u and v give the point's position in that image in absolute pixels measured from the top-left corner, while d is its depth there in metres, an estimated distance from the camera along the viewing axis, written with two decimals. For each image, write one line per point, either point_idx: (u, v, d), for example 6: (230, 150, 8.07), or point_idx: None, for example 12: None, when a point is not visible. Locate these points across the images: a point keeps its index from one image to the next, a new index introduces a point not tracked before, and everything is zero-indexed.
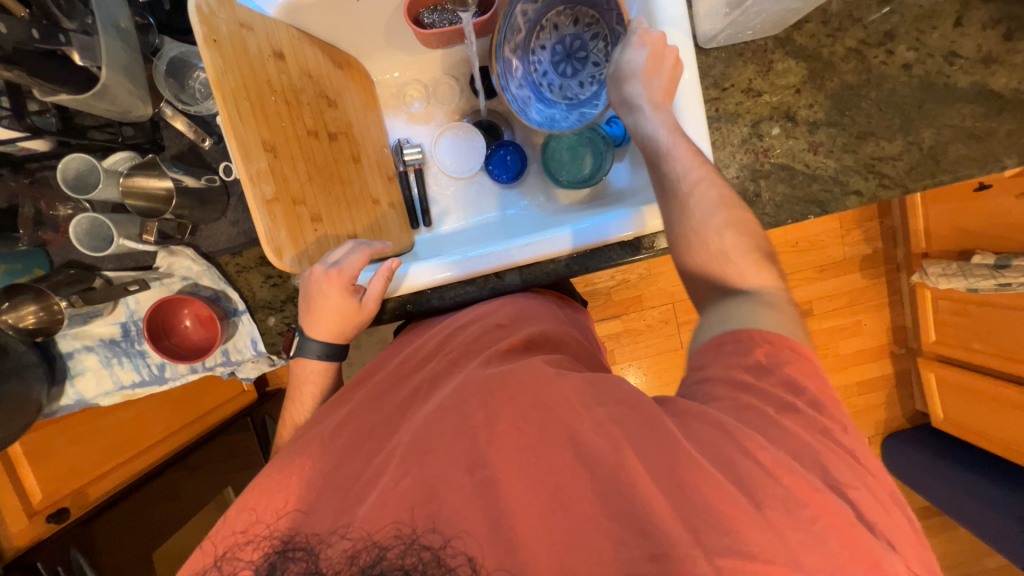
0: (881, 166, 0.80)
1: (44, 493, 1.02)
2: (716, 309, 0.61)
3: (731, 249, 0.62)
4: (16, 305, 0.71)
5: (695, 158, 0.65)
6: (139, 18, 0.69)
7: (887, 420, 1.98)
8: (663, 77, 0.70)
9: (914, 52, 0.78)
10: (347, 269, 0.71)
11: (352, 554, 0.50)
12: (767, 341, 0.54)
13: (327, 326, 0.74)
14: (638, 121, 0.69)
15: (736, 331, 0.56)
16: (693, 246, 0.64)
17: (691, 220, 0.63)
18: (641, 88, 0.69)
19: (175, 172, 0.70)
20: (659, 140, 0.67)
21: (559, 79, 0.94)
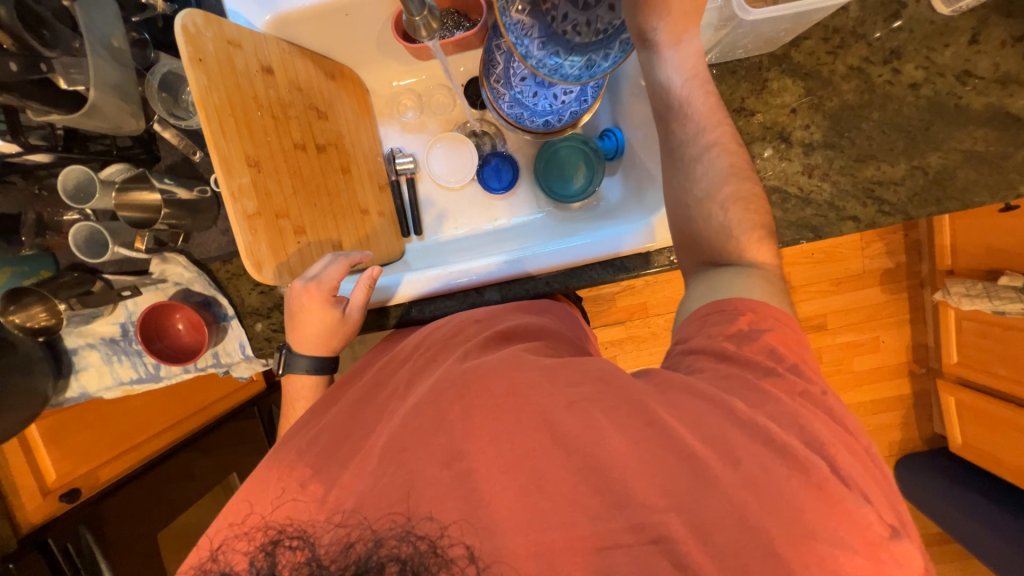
0: (882, 191, 0.76)
1: (59, 474, 1.09)
2: (701, 278, 0.65)
3: (733, 225, 0.63)
4: (24, 305, 0.75)
5: (709, 120, 0.65)
6: (135, 33, 0.71)
7: (902, 441, 1.90)
8: (688, 13, 0.63)
9: (923, 71, 0.73)
10: (325, 281, 0.72)
11: (347, 543, 0.46)
12: (749, 309, 0.58)
13: (312, 340, 0.76)
14: (655, 67, 0.66)
15: (726, 298, 0.60)
16: (695, 216, 0.65)
17: (715, 218, 0.64)
18: (664, 28, 0.64)
19: (165, 184, 0.73)
20: (675, 95, 0.66)
21: (582, 18, 0.68)
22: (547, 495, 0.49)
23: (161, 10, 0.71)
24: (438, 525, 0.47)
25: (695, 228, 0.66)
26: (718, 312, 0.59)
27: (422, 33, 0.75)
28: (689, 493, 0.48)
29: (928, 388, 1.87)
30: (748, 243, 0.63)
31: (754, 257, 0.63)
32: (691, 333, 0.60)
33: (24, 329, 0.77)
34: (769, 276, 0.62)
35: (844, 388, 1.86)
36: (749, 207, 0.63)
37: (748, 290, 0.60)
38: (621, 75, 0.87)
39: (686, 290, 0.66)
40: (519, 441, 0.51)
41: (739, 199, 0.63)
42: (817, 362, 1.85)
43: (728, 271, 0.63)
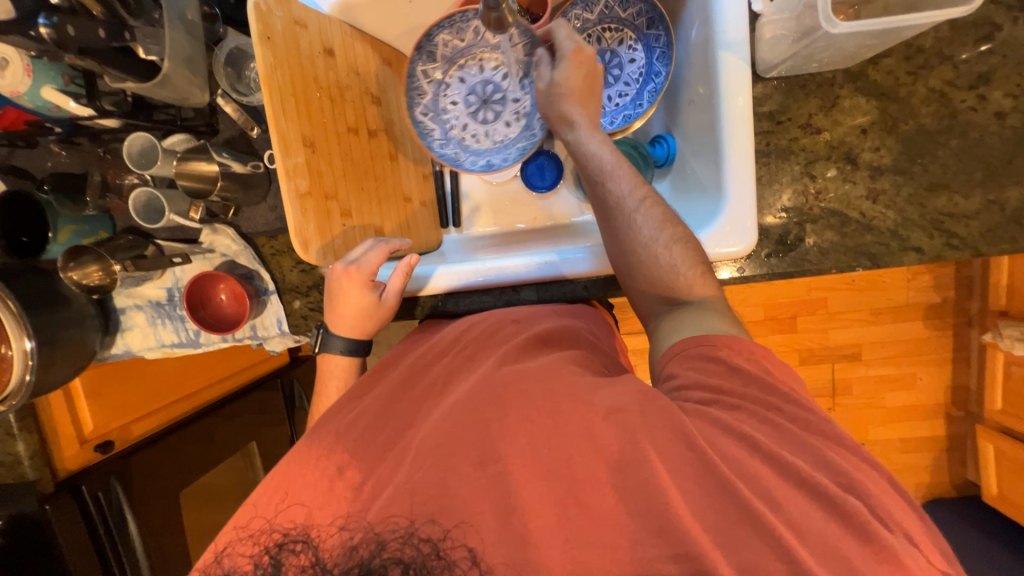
0: (951, 224, 0.72)
1: (95, 425, 1.13)
2: (661, 321, 0.66)
3: (679, 262, 0.65)
4: (82, 263, 0.78)
5: (635, 179, 0.68)
6: (207, 8, 0.73)
7: (931, 484, 1.81)
8: (590, 100, 0.73)
9: (1012, 99, 0.68)
10: (365, 266, 0.73)
11: (353, 545, 0.49)
12: (724, 344, 0.58)
13: (349, 322, 0.76)
14: (578, 139, 0.71)
15: (701, 332, 0.60)
16: (644, 262, 0.66)
17: (659, 265, 0.65)
18: (576, 108, 0.71)
19: (223, 157, 0.74)
20: (602, 158, 0.68)
21: (481, 130, 0.93)
22: (564, 499, 0.50)
23: None
24: (441, 529, 0.49)
25: (642, 276, 0.67)
26: (696, 346, 0.59)
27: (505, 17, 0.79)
28: (705, 513, 0.48)
29: (964, 433, 1.78)
30: (693, 284, 0.65)
31: (706, 293, 0.65)
32: (673, 367, 0.60)
33: (79, 286, 0.80)
34: (727, 313, 0.63)
35: (872, 423, 1.79)
36: (688, 249, 0.65)
37: (715, 323, 0.61)
38: (680, 80, 0.84)
39: (652, 333, 0.67)
40: (543, 444, 0.52)
41: (678, 241, 0.65)
42: (847, 393, 1.78)
43: (682, 310, 0.65)
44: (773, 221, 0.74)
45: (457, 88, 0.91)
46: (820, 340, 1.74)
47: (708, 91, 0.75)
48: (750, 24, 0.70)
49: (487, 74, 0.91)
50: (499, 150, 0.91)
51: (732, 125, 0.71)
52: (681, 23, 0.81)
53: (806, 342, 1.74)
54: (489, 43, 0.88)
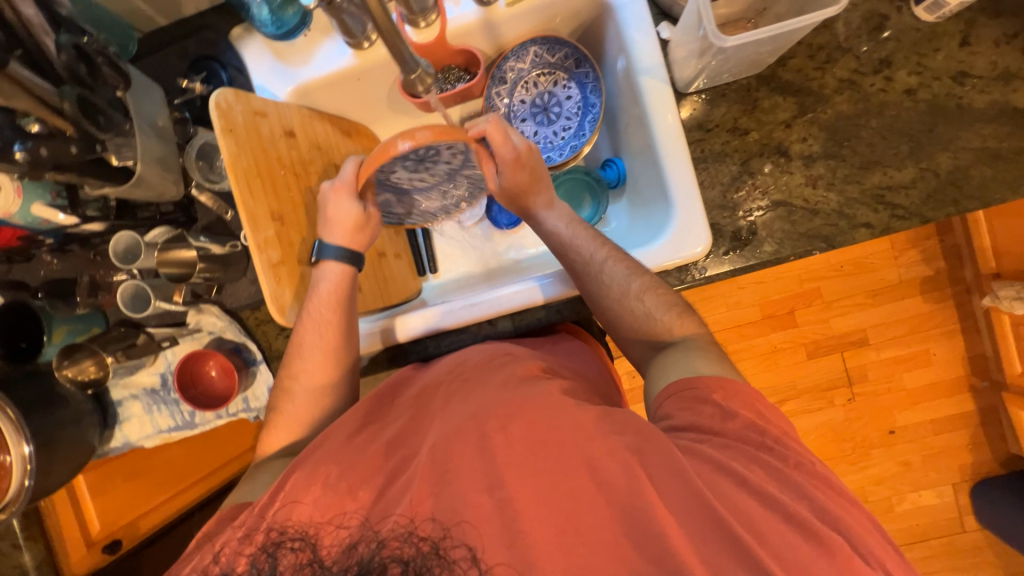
0: (892, 196, 0.74)
1: (101, 526, 1.11)
2: (655, 359, 0.69)
3: (654, 309, 0.71)
4: (76, 360, 0.83)
5: (597, 243, 0.76)
6: (177, 114, 0.81)
7: (975, 464, 1.72)
8: (539, 183, 0.78)
9: (917, 76, 0.73)
10: (347, 178, 0.75)
11: (350, 545, 0.50)
12: (717, 387, 0.59)
13: (346, 237, 0.76)
14: (540, 222, 0.80)
15: (690, 377, 0.62)
16: (621, 317, 0.72)
17: (635, 315, 0.71)
18: (530, 198, 0.79)
19: (200, 242, 0.80)
20: (562, 234, 0.78)
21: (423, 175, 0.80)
22: (552, 504, 0.51)
23: (199, 91, 0.80)
24: (441, 526, 0.50)
25: (624, 325, 0.73)
26: (687, 391, 0.61)
27: (418, 90, 0.72)
28: (680, 501, 0.51)
29: (994, 404, 1.70)
30: (676, 323, 0.70)
31: (687, 330, 0.70)
32: (668, 409, 0.61)
33: (73, 381, 0.84)
34: (710, 347, 0.67)
35: (896, 407, 1.73)
36: (660, 294, 0.71)
37: (699, 366, 0.63)
38: (616, 108, 0.90)
39: (646, 380, 0.69)
40: (530, 460, 0.53)
41: (656, 291, 0.71)
42: (862, 380, 1.73)
43: (667, 352, 0.69)
44: (725, 222, 0.78)
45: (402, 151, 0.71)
46: (822, 330, 1.72)
47: (639, 114, 0.80)
48: (661, 50, 0.77)
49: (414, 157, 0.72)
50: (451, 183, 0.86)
51: (666, 143, 0.76)
52: (605, 59, 0.89)
53: (809, 334, 1.72)
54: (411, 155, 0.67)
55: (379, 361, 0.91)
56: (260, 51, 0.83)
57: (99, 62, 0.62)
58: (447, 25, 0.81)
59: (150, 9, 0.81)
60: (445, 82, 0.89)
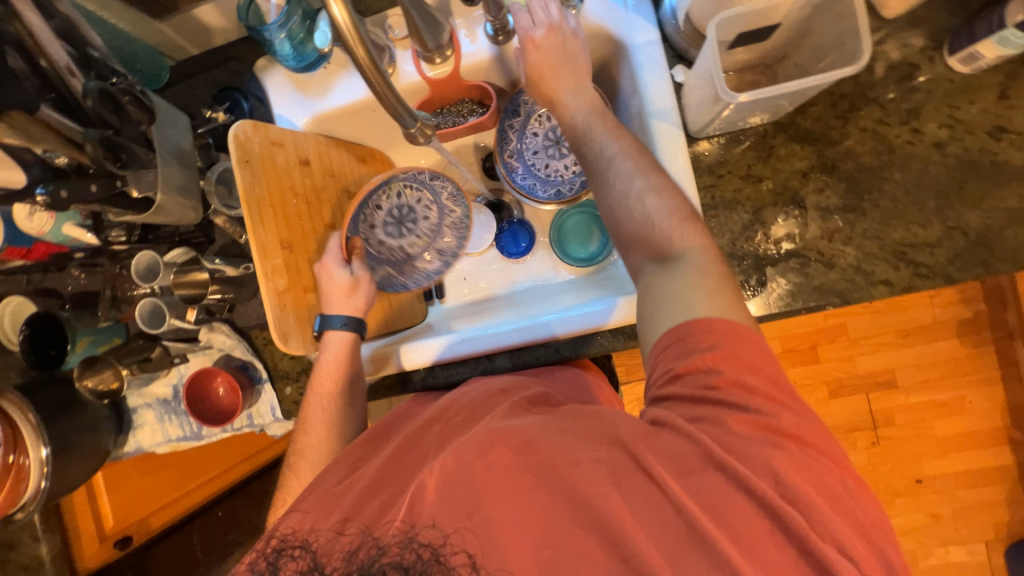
0: (916, 253, 0.70)
1: (114, 521, 1.15)
2: (646, 281, 0.63)
3: (655, 213, 0.64)
4: (96, 370, 0.88)
5: (613, 133, 0.71)
6: (201, 140, 0.84)
7: (1011, 523, 1.59)
8: (565, 60, 0.73)
9: (948, 129, 0.70)
10: (331, 253, 0.81)
11: (352, 550, 0.51)
12: (708, 330, 0.55)
13: (339, 302, 0.79)
14: (560, 108, 0.75)
15: (687, 321, 0.57)
16: (620, 218, 0.67)
17: (636, 215, 0.65)
18: (551, 80, 0.74)
19: (214, 264, 0.83)
20: (579, 123, 0.74)
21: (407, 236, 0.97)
22: (540, 534, 0.50)
23: (222, 121, 0.84)
24: (441, 533, 0.50)
25: (623, 228, 0.67)
26: (681, 340, 0.56)
27: (420, 143, 0.65)
28: (681, 547, 0.48)
29: None
30: (680, 233, 0.62)
31: (689, 241, 0.62)
32: (665, 364, 0.56)
33: (93, 391, 0.89)
34: (711, 270, 0.60)
35: (926, 455, 1.62)
36: (666, 198, 0.64)
37: (696, 303, 0.57)
38: None
39: (641, 309, 0.63)
40: (515, 514, 0.50)
41: (665, 192, 0.65)
42: (888, 425, 1.63)
43: (664, 269, 0.62)
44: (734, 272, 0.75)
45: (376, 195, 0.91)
46: (845, 369, 1.64)
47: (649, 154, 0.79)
48: (675, 95, 0.76)
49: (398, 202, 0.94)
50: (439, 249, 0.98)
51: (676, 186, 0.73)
52: (618, 96, 0.88)
53: (832, 372, 1.64)
54: (410, 193, 0.95)
55: (379, 384, 0.92)
56: (282, 83, 0.86)
57: (126, 101, 0.66)
58: (461, 61, 0.82)
59: (183, 40, 0.86)
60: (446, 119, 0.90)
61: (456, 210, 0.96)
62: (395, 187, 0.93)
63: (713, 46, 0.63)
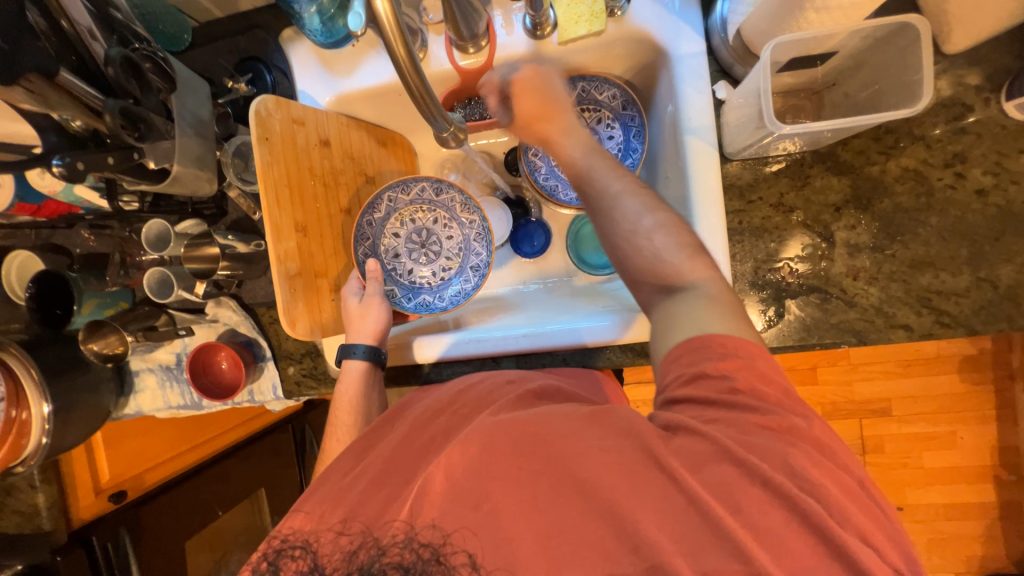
0: (941, 301, 0.69)
1: (112, 475, 1.15)
2: (658, 312, 0.61)
3: (665, 250, 0.61)
4: (102, 334, 0.86)
5: (615, 171, 0.67)
6: (220, 108, 0.82)
7: (985, 558, 1.62)
8: (552, 101, 0.70)
9: (992, 177, 0.67)
10: (348, 288, 0.84)
11: (351, 551, 0.53)
12: (720, 345, 0.53)
13: (355, 329, 0.81)
14: (554, 148, 0.71)
15: (694, 334, 0.55)
16: (631, 255, 0.63)
17: (645, 254, 0.62)
18: (541, 124, 0.70)
19: (227, 239, 0.81)
20: (577, 162, 0.69)
21: (429, 256, 0.95)
22: (547, 539, 0.49)
23: (243, 92, 0.82)
24: (441, 534, 0.51)
25: (633, 267, 0.63)
26: (689, 352, 0.54)
27: (451, 146, 0.65)
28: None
29: (1020, 499, 1.59)
30: (689, 264, 0.60)
31: (699, 271, 0.60)
32: (674, 377, 0.54)
33: (97, 354, 0.86)
34: (723, 298, 0.58)
35: (909, 484, 1.64)
36: (675, 234, 0.61)
37: (705, 320, 0.55)
38: (657, 156, 0.86)
39: (652, 333, 0.61)
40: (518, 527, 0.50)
41: (673, 229, 0.61)
42: (877, 452, 1.64)
43: (677, 300, 0.59)
44: (751, 301, 0.74)
45: (390, 224, 0.93)
46: (844, 393, 1.64)
47: (679, 170, 0.76)
48: (715, 111, 0.73)
49: (409, 224, 0.94)
50: (466, 265, 0.94)
51: (704, 206, 0.71)
52: (653, 105, 0.85)
53: (829, 396, 1.65)
54: (415, 210, 0.94)
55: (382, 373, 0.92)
56: (307, 57, 0.83)
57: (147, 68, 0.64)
58: (495, 52, 0.79)
59: (208, 3, 0.83)
60: (473, 110, 0.87)
61: (477, 224, 0.93)
62: (407, 213, 0.94)
63: (767, 66, 0.60)
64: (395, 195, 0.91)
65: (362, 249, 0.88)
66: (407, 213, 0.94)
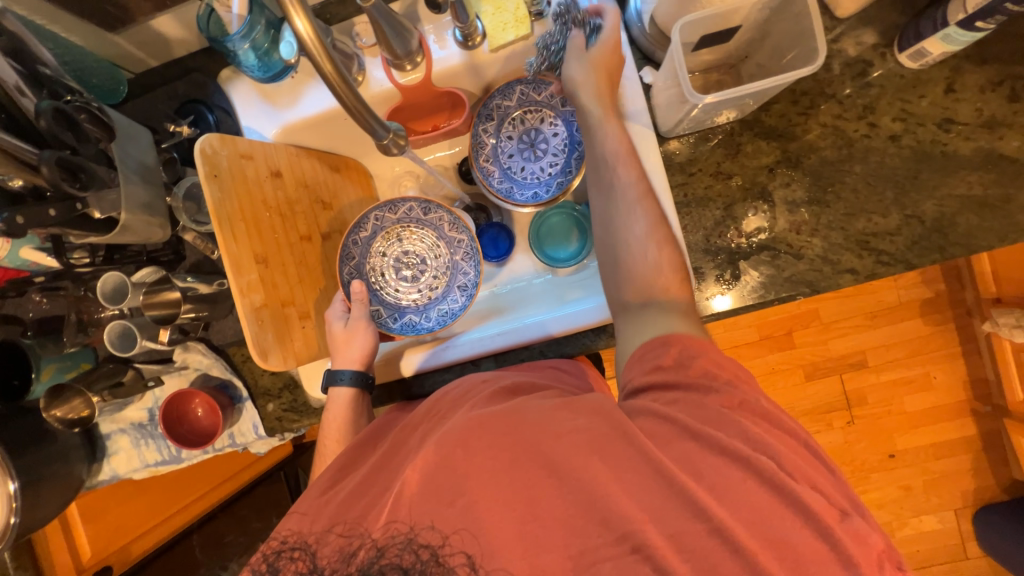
0: (877, 242, 0.74)
1: (93, 552, 1.08)
2: (631, 313, 0.64)
3: (661, 261, 0.64)
4: (65, 398, 0.83)
5: (635, 171, 0.67)
6: (165, 155, 0.82)
7: (978, 489, 1.68)
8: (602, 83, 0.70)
9: (901, 123, 0.73)
10: (335, 311, 0.84)
11: (352, 552, 0.52)
12: (681, 341, 0.57)
13: (343, 355, 0.80)
14: (587, 123, 0.70)
15: (652, 335, 0.60)
16: (623, 252, 0.65)
17: (631, 260, 0.64)
18: (587, 98, 0.69)
19: (187, 282, 0.81)
20: (604, 147, 0.68)
21: (416, 277, 0.96)
22: (524, 520, 0.50)
23: (186, 134, 0.82)
24: (441, 535, 0.50)
25: (620, 266, 0.65)
26: (650, 350, 0.58)
27: (393, 153, 0.64)
28: (689, 530, 0.47)
29: (998, 428, 1.66)
30: (670, 281, 0.63)
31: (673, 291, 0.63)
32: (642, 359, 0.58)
33: (61, 421, 0.83)
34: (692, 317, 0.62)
35: (896, 430, 1.70)
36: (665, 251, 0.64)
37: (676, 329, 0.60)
38: None
39: (622, 327, 0.65)
40: (512, 515, 0.50)
41: (655, 223, 0.65)
42: (862, 404, 1.70)
43: (653, 309, 0.62)
44: (708, 270, 0.77)
45: (377, 243, 0.94)
46: (821, 352, 1.70)
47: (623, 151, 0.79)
48: (645, 96, 0.77)
49: (397, 244, 0.95)
50: (451, 285, 0.95)
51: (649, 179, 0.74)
52: None
53: (807, 357, 1.70)
54: (401, 226, 0.95)
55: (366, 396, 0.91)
56: (248, 93, 0.84)
57: (81, 119, 0.65)
58: (432, 66, 0.82)
59: (142, 52, 0.84)
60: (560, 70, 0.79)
61: (464, 242, 0.93)
62: (394, 231, 0.95)
63: (679, 47, 0.64)
64: (383, 214, 0.93)
65: (345, 269, 0.91)
66: (395, 233, 0.95)
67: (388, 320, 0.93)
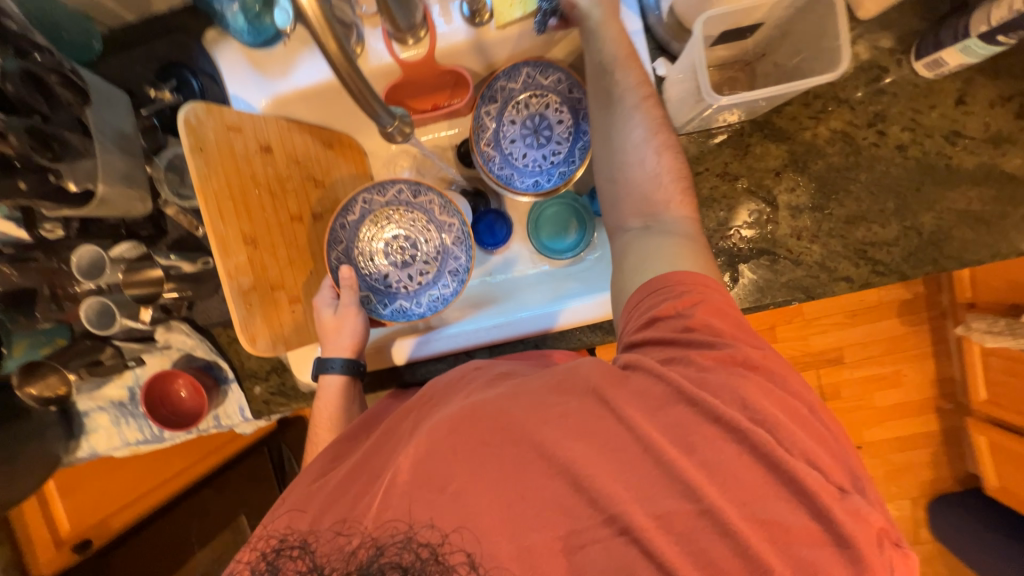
0: (874, 252, 0.74)
1: (72, 525, 1.05)
2: (631, 241, 0.64)
3: (662, 171, 0.64)
4: (40, 376, 0.81)
5: (638, 79, 0.66)
6: (145, 121, 0.75)
7: (934, 481, 1.77)
8: None
9: (909, 132, 0.73)
10: (324, 296, 0.82)
11: (351, 551, 0.50)
12: (678, 283, 0.57)
13: (333, 342, 0.78)
14: (587, 32, 0.69)
15: (652, 277, 0.59)
16: (627, 165, 0.65)
17: (635, 172, 0.64)
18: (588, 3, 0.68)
19: (169, 259, 0.78)
20: (605, 51, 0.68)
21: (405, 263, 0.94)
22: (524, 520, 0.49)
23: (167, 100, 0.78)
24: (440, 533, 0.49)
25: (623, 179, 0.65)
26: (651, 294, 0.58)
27: (397, 141, 0.65)
28: (688, 536, 0.48)
29: (958, 425, 1.75)
30: (674, 202, 0.63)
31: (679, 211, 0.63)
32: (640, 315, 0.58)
33: (37, 399, 0.81)
34: (696, 239, 0.62)
35: (864, 425, 1.77)
36: (671, 160, 0.64)
37: (676, 259, 0.59)
38: None
39: (622, 261, 0.64)
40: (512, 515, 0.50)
41: (654, 129, 0.64)
42: (836, 398, 1.77)
43: (652, 232, 0.63)
44: None
45: (364, 227, 0.91)
46: (801, 348, 1.74)
47: None
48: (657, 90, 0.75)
49: (386, 229, 0.93)
50: (441, 271, 0.93)
51: None
52: None
53: (788, 352, 1.75)
54: (389, 210, 0.93)
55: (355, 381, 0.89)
56: (236, 60, 0.79)
57: (53, 81, 0.60)
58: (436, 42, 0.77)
59: (117, 6, 0.76)
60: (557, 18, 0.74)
61: (458, 228, 0.91)
62: (382, 215, 0.92)
63: (700, 43, 0.62)
64: (370, 197, 0.90)
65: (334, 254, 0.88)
66: (382, 217, 0.93)
67: (381, 307, 0.92)
